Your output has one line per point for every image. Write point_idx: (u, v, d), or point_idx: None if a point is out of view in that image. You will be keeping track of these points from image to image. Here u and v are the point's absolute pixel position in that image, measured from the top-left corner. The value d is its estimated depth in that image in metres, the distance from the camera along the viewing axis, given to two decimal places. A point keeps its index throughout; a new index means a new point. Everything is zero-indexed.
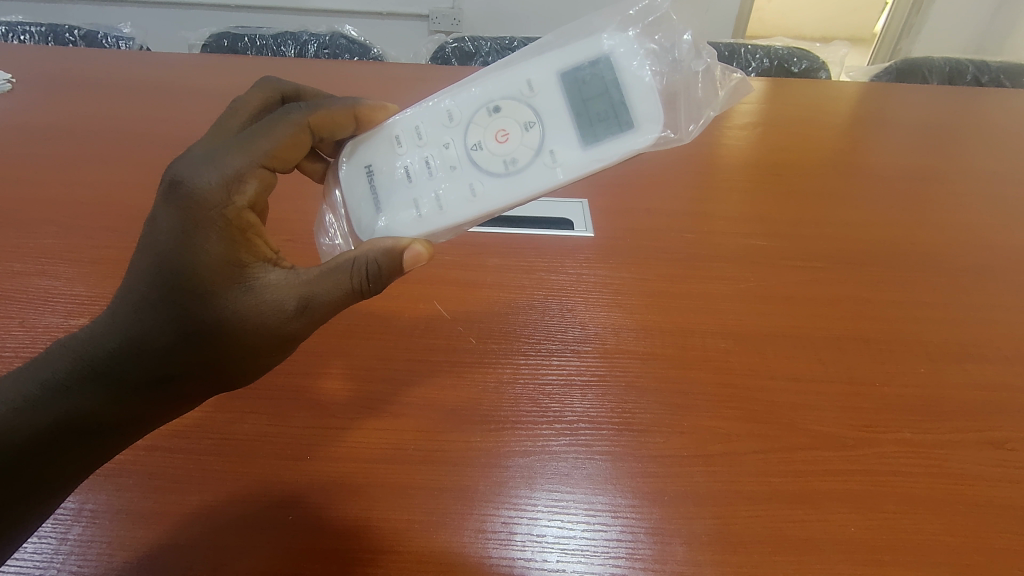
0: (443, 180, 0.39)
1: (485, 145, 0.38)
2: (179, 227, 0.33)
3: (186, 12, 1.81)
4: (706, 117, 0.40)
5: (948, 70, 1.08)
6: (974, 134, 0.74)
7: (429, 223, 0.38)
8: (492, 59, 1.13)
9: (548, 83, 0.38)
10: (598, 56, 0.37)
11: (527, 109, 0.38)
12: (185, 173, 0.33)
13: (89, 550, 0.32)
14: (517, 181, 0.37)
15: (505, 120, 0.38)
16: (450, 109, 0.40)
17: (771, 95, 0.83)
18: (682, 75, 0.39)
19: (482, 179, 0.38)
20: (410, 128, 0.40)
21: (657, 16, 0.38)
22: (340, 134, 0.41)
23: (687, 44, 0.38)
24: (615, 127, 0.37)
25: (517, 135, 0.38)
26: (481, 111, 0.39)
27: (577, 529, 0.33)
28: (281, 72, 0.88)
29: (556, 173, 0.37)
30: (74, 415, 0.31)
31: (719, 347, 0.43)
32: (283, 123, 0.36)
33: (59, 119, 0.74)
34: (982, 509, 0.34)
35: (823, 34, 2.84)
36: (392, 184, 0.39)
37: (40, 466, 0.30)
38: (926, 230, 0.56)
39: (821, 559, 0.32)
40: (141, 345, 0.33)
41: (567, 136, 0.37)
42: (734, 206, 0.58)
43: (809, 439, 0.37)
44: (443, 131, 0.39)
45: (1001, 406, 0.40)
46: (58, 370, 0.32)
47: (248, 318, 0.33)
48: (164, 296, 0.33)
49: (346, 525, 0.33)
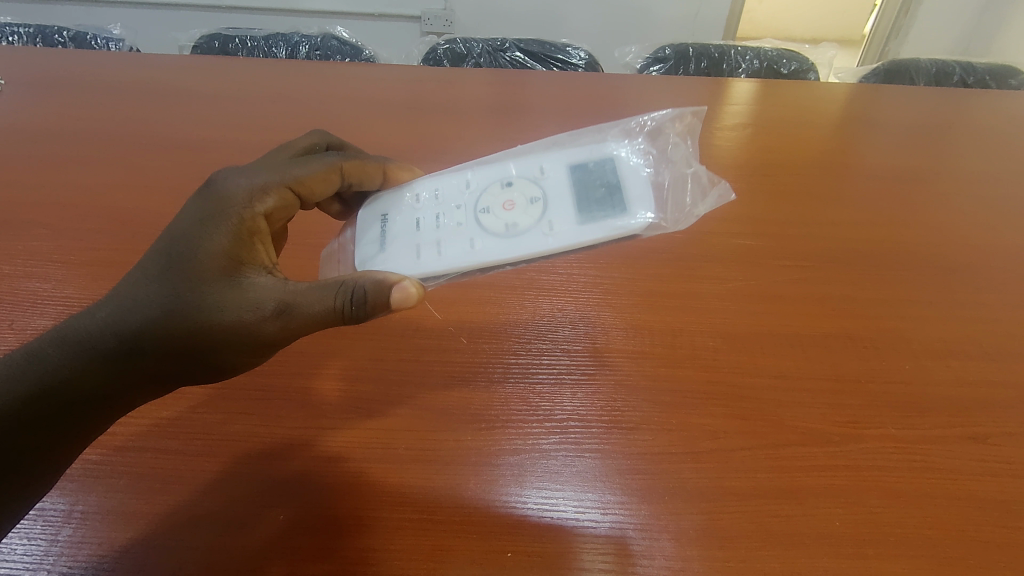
0: (445, 233, 0.39)
1: (492, 210, 0.39)
2: (197, 218, 0.36)
3: (177, 13, 1.80)
4: (695, 216, 0.39)
5: (935, 71, 1.09)
6: (961, 135, 0.75)
7: (422, 267, 0.38)
8: (484, 61, 1.14)
9: (560, 169, 0.40)
10: (608, 153, 0.40)
11: (537, 186, 0.39)
12: (222, 177, 0.38)
13: (80, 551, 0.32)
14: (511, 243, 0.37)
15: (515, 190, 0.40)
16: (470, 177, 0.42)
17: (761, 96, 0.84)
18: (674, 177, 0.39)
19: (482, 237, 0.38)
20: (429, 189, 0.42)
21: (657, 130, 0.42)
22: (369, 185, 0.44)
23: (681, 150, 0.41)
24: (611, 209, 0.37)
25: (522, 204, 0.39)
26: (495, 181, 0.41)
27: (566, 525, 0.34)
28: (272, 73, 0.87)
29: (548, 240, 0.37)
30: (60, 388, 0.32)
31: (708, 346, 0.43)
32: (319, 159, 0.41)
33: (48, 121, 0.73)
34: (964, 502, 0.35)
35: (813, 35, 2.87)
36: (401, 230, 0.41)
37: (28, 440, 0.31)
38: (911, 230, 0.56)
39: (806, 553, 0.33)
40: (126, 326, 0.33)
41: (567, 211, 0.38)
42: (723, 207, 0.59)
43: (796, 436, 0.38)
44: (457, 193, 0.41)
45: (984, 402, 0.40)
46: (48, 344, 0.33)
47: (229, 313, 0.33)
48: (162, 278, 0.34)
49: (337, 524, 0.33)
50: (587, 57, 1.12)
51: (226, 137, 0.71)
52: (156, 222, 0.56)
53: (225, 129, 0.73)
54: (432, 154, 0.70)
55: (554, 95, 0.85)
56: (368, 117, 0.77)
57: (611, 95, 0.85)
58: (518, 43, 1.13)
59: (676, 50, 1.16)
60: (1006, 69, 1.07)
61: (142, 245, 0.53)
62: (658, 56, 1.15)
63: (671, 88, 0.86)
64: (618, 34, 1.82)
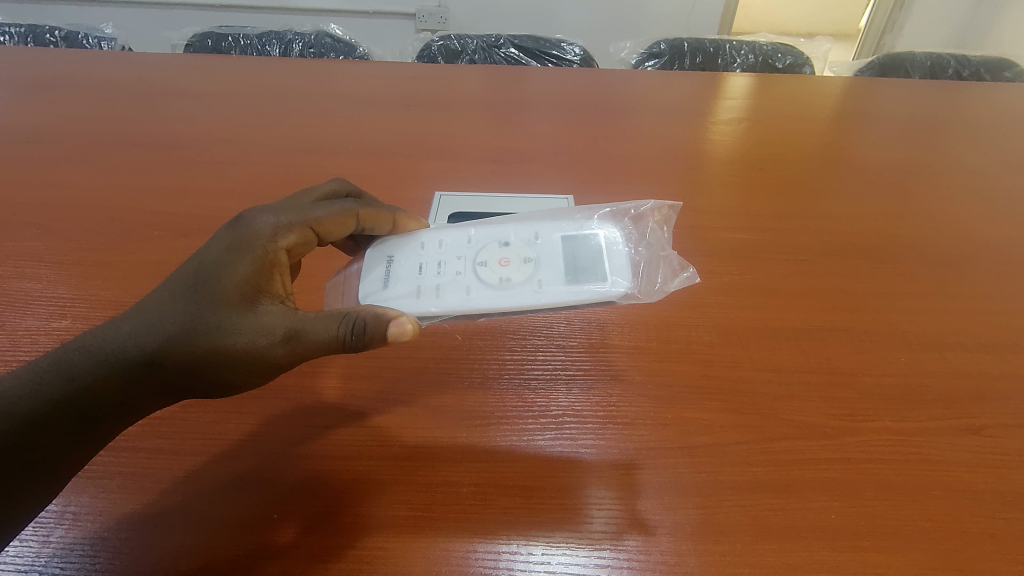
0: (444, 279, 0.39)
1: (488, 263, 0.39)
2: (225, 247, 0.36)
3: (168, 11, 1.80)
4: (664, 291, 0.40)
5: (930, 64, 1.10)
6: (956, 128, 0.75)
7: (418, 308, 0.37)
8: (479, 57, 1.14)
9: (554, 237, 0.41)
10: (594, 229, 0.41)
11: (532, 248, 0.40)
12: (250, 213, 0.38)
13: (72, 552, 0.32)
14: (505, 295, 0.37)
15: (513, 249, 0.40)
16: (472, 232, 0.42)
17: (757, 90, 0.85)
18: (648, 258, 0.41)
19: (477, 286, 0.38)
20: (433, 239, 0.42)
21: (632, 216, 0.45)
22: (379, 232, 0.44)
23: (654, 233, 0.44)
24: (593, 275, 0.38)
25: (517, 261, 0.39)
26: (495, 239, 0.41)
27: (559, 520, 0.33)
28: (267, 71, 0.87)
29: (538, 294, 0.37)
30: (73, 393, 0.32)
31: (704, 340, 0.43)
32: (339, 204, 0.41)
33: (40, 121, 0.73)
34: (958, 495, 0.35)
35: (808, 30, 2.90)
36: (404, 271, 0.40)
37: (39, 442, 0.31)
38: (906, 223, 0.56)
39: (803, 546, 0.32)
40: (139, 336, 0.33)
41: (557, 273, 0.38)
42: (719, 204, 0.59)
43: (791, 429, 0.38)
44: (458, 246, 0.41)
45: (980, 394, 0.40)
46: (65, 351, 0.33)
47: (240, 335, 0.33)
48: (184, 295, 0.34)
49: (330, 523, 0.33)
50: (581, 53, 1.12)
51: (221, 135, 0.71)
52: (149, 221, 0.56)
53: (219, 127, 0.73)
54: (427, 149, 0.70)
55: (549, 91, 0.85)
56: (364, 113, 0.77)
57: (605, 92, 0.85)
58: (513, 40, 1.13)
59: (671, 44, 1.15)
60: (1001, 61, 1.07)
61: (136, 246, 0.52)
62: (653, 51, 1.15)
63: (667, 85, 0.87)
64: (613, 30, 1.83)
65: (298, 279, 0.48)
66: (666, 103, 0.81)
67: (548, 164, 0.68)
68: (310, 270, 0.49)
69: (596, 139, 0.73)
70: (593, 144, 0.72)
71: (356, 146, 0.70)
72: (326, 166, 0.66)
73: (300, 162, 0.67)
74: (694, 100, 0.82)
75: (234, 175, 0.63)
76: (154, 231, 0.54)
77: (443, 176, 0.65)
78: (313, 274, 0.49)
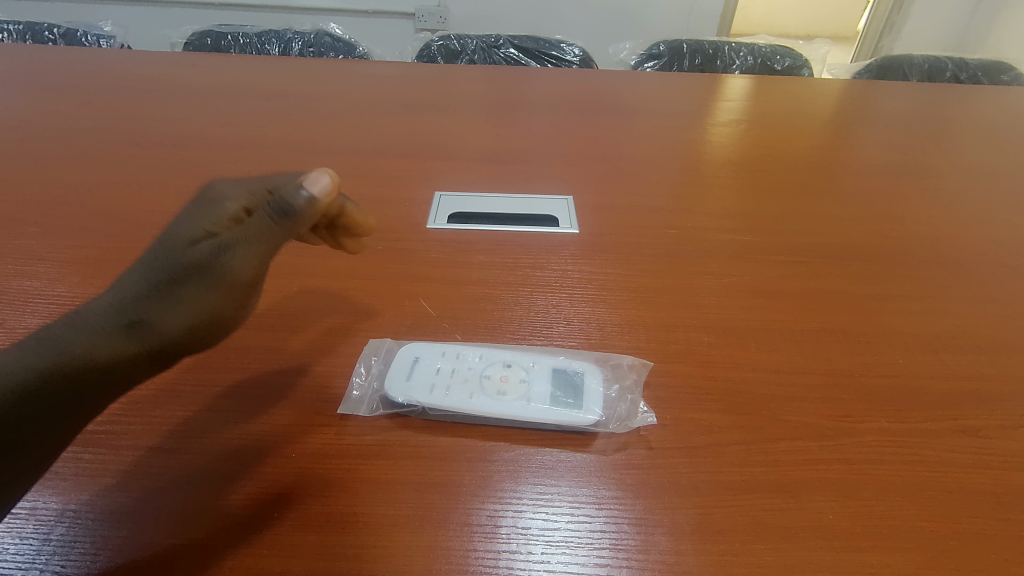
0: (454, 381, 0.38)
1: (495, 378, 0.38)
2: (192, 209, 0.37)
3: (167, 10, 1.79)
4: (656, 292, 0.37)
5: (928, 67, 1.11)
6: (953, 132, 0.75)
7: (435, 401, 0.37)
8: (479, 57, 1.14)
9: (551, 361, 0.40)
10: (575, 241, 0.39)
11: (533, 368, 0.39)
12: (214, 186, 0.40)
13: (72, 550, 0.31)
14: (514, 407, 0.37)
15: (517, 366, 0.39)
16: (473, 349, 0.41)
17: (755, 93, 0.87)
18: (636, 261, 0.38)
19: (487, 393, 0.37)
20: (438, 347, 0.41)
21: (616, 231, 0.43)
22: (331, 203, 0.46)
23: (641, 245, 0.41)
24: (572, 397, 0.37)
25: (515, 380, 0.38)
26: (498, 357, 0.40)
27: (560, 519, 0.33)
28: (270, 74, 0.88)
29: (525, 407, 0.37)
30: (68, 362, 0.30)
31: (703, 341, 0.44)
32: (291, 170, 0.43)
33: (41, 119, 0.72)
34: (958, 494, 0.34)
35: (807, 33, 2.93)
36: (415, 365, 0.39)
37: (35, 414, 0.28)
38: (902, 225, 0.57)
39: (804, 546, 0.32)
40: (126, 295, 0.32)
41: (559, 389, 0.38)
42: (718, 205, 0.60)
43: (789, 429, 0.38)
44: (463, 356, 0.40)
45: (976, 395, 0.40)
46: (48, 330, 0.31)
47: (201, 254, 0.33)
48: (160, 247, 0.35)
49: (327, 522, 0.32)
50: (581, 53, 1.12)
51: (223, 135, 0.71)
52: (151, 220, 0.56)
53: (220, 127, 0.72)
54: (428, 149, 0.70)
55: (549, 94, 0.85)
56: (364, 113, 0.78)
57: (606, 95, 0.85)
58: (514, 40, 1.14)
59: (670, 45, 1.16)
60: (997, 65, 1.08)
61: (137, 245, 0.52)
62: (652, 53, 1.15)
63: (666, 90, 0.87)
64: (613, 33, 1.83)
65: (301, 281, 0.49)
66: (666, 106, 0.82)
67: (549, 166, 0.68)
68: (313, 273, 0.50)
69: (597, 140, 0.73)
70: (593, 145, 0.72)
71: (356, 146, 0.70)
72: (326, 165, 0.66)
73: (300, 161, 0.66)
74: (693, 104, 0.83)
75: (236, 175, 0.63)
76: (157, 231, 0.54)
77: (444, 176, 0.65)
78: (317, 276, 0.50)
